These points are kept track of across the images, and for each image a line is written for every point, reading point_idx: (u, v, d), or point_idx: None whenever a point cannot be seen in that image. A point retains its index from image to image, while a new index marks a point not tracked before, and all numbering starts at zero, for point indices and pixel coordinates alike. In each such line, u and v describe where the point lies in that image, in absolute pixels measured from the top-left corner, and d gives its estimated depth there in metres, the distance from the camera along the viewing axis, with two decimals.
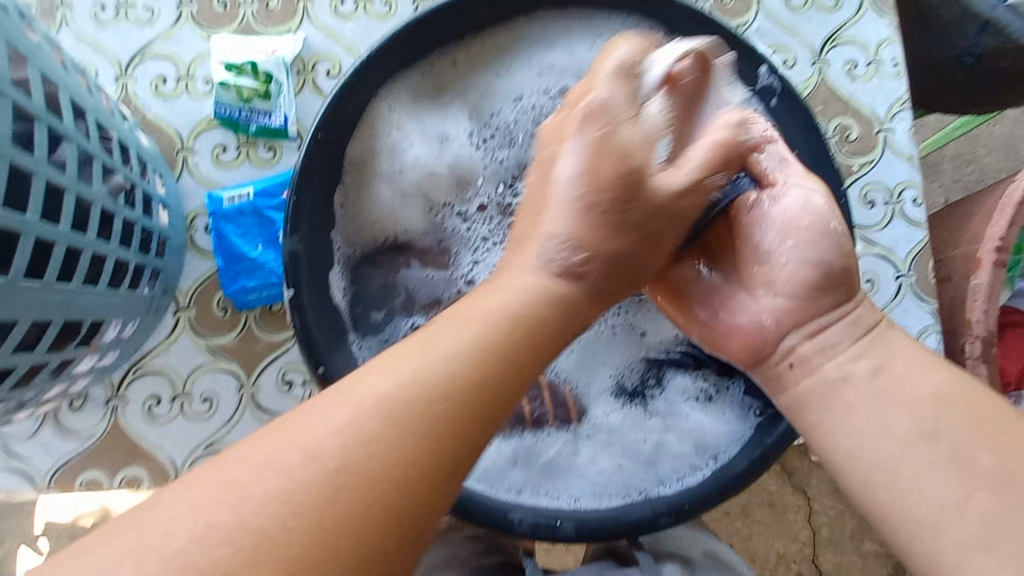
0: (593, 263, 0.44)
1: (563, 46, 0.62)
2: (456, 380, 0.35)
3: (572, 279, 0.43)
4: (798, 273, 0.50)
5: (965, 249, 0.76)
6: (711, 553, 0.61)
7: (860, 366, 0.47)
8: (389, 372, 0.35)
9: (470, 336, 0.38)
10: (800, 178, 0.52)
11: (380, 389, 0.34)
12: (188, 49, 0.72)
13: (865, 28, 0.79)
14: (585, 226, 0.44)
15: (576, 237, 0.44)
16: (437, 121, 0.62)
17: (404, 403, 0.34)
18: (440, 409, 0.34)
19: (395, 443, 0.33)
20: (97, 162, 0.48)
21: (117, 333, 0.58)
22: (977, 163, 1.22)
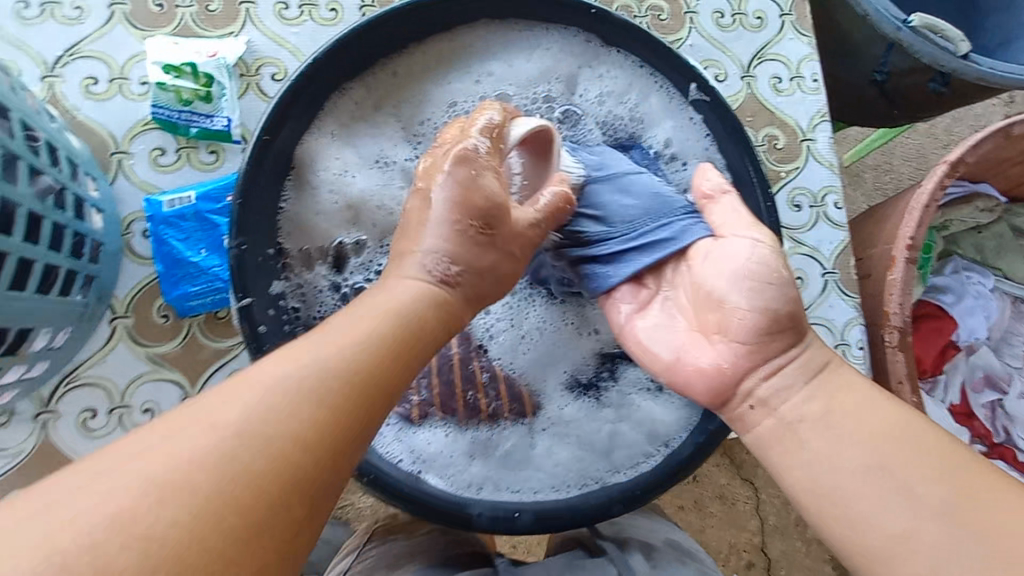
0: (467, 274, 0.45)
1: (502, 57, 0.64)
2: (328, 389, 0.35)
3: (448, 285, 0.44)
4: (749, 319, 0.49)
5: (883, 248, 0.83)
6: (672, 541, 0.63)
7: (813, 406, 0.47)
8: (264, 379, 0.34)
9: (339, 353, 0.36)
10: (744, 228, 0.53)
11: (275, 377, 0.34)
12: (123, 49, 0.69)
13: (787, 45, 0.85)
14: (460, 244, 0.45)
15: (451, 252, 0.44)
16: (371, 132, 0.62)
17: (291, 386, 0.34)
18: (304, 416, 0.33)
19: (254, 455, 0.31)
20: (23, 162, 0.46)
21: (46, 342, 0.55)
22: (895, 172, 1.33)
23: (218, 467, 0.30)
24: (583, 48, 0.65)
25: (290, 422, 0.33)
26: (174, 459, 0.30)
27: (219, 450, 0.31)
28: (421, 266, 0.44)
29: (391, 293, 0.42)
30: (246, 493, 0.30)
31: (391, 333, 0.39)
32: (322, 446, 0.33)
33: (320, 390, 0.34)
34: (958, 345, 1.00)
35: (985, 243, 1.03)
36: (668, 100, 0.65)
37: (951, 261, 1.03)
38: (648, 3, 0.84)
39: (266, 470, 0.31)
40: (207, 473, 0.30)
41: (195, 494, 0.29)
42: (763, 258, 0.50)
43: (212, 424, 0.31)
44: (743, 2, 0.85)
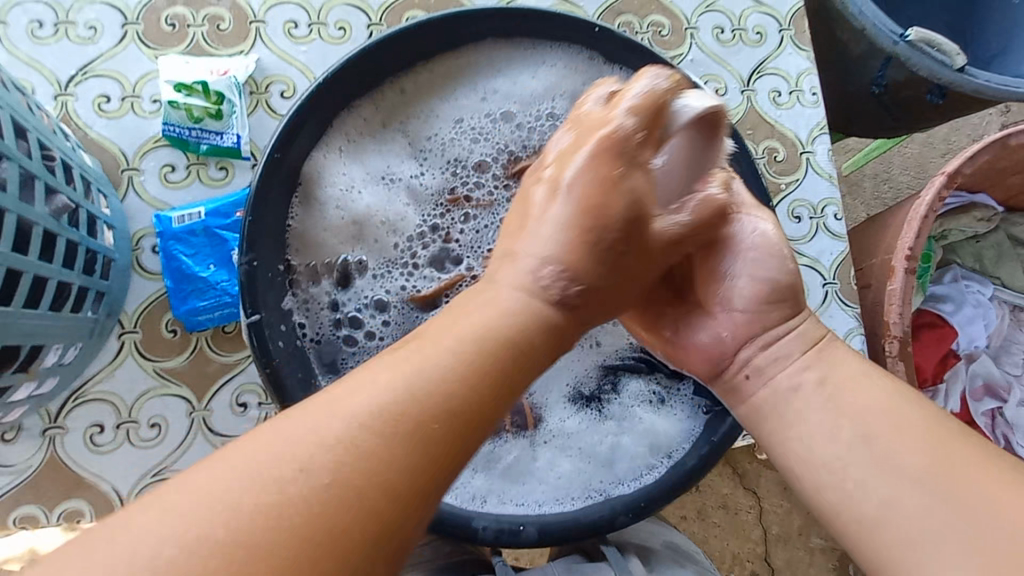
0: (588, 289, 0.42)
1: (507, 74, 0.65)
2: (436, 414, 0.33)
3: (550, 297, 0.41)
4: (749, 290, 0.51)
5: (883, 258, 0.84)
6: (670, 543, 0.64)
7: (808, 376, 0.48)
8: (367, 392, 0.33)
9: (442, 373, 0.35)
10: (752, 209, 0.52)
11: (370, 403, 0.33)
12: (135, 67, 0.70)
13: (786, 60, 0.87)
14: (576, 249, 0.42)
15: (564, 261, 0.41)
16: (377, 148, 0.63)
17: (382, 414, 0.32)
18: (400, 448, 0.32)
19: (355, 474, 0.31)
20: (39, 181, 0.47)
21: (58, 358, 0.56)
22: (894, 181, 1.34)
23: (299, 493, 0.30)
24: (587, 64, 0.66)
25: (388, 455, 0.32)
26: (273, 486, 0.30)
27: (317, 482, 0.30)
28: (534, 275, 0.41)
29: (501, 304, 0.39)
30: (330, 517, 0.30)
31: (485, 358, 0.36)
32: (405, 483, 0.32)
33: (421, 412, 0.33)
34: (958, 354, 1.00)
35: (983, 253, 1.05)
36: None
37: (950, 270, 1.04)
38: (650, 20, 0.85)
39: (361, 506, 0.30)
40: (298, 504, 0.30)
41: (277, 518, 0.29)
42: (768, 240, 0.51)
43: (299, 447, 0.31)
44: (743, 17, 0.87)
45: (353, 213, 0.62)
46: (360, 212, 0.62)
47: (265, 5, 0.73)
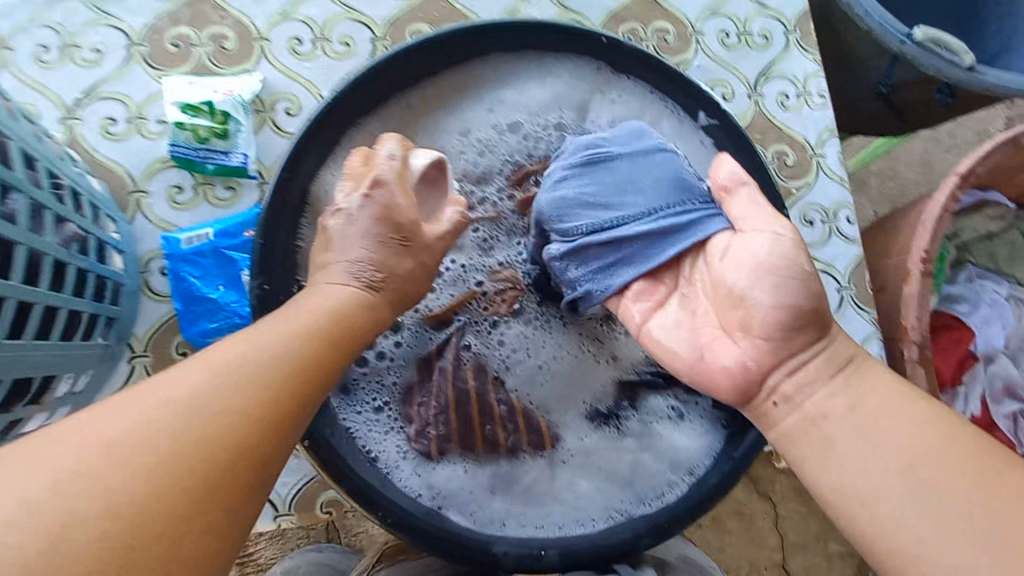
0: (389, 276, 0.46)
1: (514, 85, 0.64)
2: (296, 362, 0.37)
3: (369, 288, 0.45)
4: (769, 315, 0.47)
5: (896, 260, 0.83)
6: (684, 556, 0.62)
7: (836, 403, 0.45)
8: (241, 346, 0.36)
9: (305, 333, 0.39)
10: (764, 220, 0.49)
11: (229, 360, 0.35)
12: (140, 89, 0.70)
13: (794, 63, 0.86)
14: (382, 255, 0.46)
15: (374, 261, 0.46)
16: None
17: (246, 371, 0.35)
18: (263, 397, 0.35)
19: (223, 424, 0.32)
20: (49, 211, 0.47)
21: (69, 387, 0.55)
22: (900, 178, 1.33)
23: (139, 445, 0.30)
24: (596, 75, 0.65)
25: (229, 408, 0.33)
26: (107, 448, 0.29)
27: (165, 437, 0.31)
28: (348, 268, 0.45)
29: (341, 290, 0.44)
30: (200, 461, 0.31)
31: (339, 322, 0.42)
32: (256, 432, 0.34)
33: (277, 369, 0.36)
34: (976, 355, 0.99)
35: (997, 251, 1.03)
36: (680, 124, 0.65)
37: (964, 269, 1.03)
38: (654, 26, 0.84)
39: (199, 469, 0.30)
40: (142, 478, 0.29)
41: (113, 490, 0.28)
42: (784, 253, 0.47)
43: (181, 392, 0.32)
44: (748, 22, 0.86)
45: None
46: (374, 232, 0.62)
47: (269, 23, 0.73)
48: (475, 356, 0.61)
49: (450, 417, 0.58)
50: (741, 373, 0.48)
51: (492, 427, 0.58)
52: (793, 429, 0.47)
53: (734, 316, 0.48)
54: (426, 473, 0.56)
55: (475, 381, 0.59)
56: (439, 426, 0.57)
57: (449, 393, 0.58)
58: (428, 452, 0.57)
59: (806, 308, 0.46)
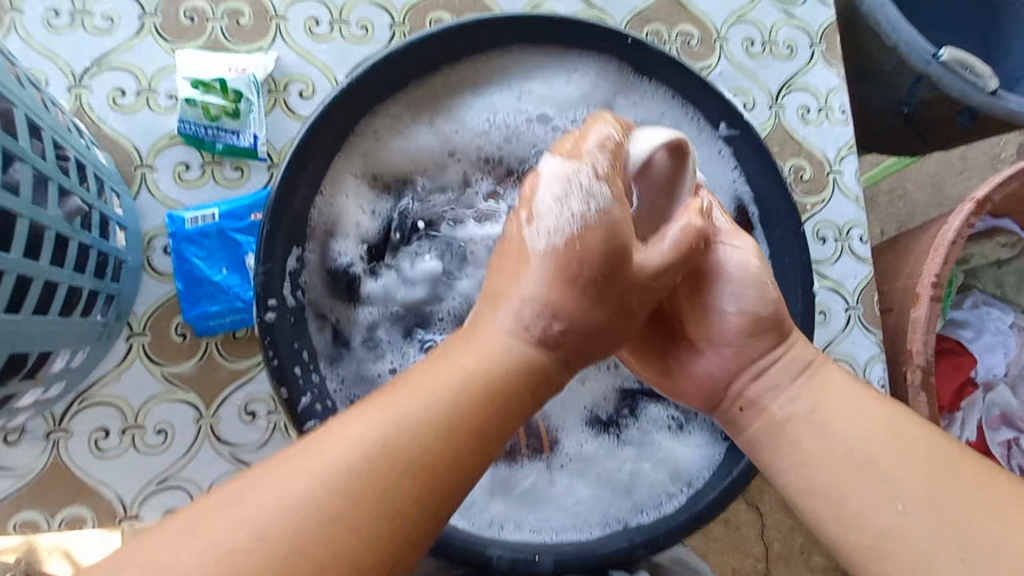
0: (572, 330, 0.40)
1: (543, 78, 0.63)
2: (442, 443, 0.34)
3: (550, 346, 0.40)
4: (730, 324, 0.49)
5: (907, 282, 0.82)
6: (678, 558, 0.63)
7: (800, 406, 0.47)
8: (373, 419, 0.34)
9: (431, 414, 0.35)
10: (729, 237, 0.50)
11: (359, 446, 0.33)
12: (152, 62, 0.68)
13: (817, 76, 0.85)
14: (559, 290, 0.40)
15: (549, 303, 0.40)
16: (405, 148, 0.61)
17: (377, 448, 0.33)
18: (370, 499, 0.32)
19: (343, 526, 0.31)
20: (53, 183, 0.45)
21: (65, 363, 0.54)
22: (909, 198, 1.32)
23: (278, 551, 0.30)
24: (619, 75, 0.64)
25: (343, 510, 0.31)
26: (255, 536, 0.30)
27: (308, 526, 0.31)
28: (516, 317, 0.40)
29: (489, 347, 0.39)
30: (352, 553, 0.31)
31: (483, 395, 0.36)
32: (384, 546, 0.32)
33: (427, 453, 0.34)
34: (976, 382, 0.99)
35: (1005, 279, 1.03)
36: (700, 132, 0.64)
37: (970, 296, 1.02)
38: (678, 29, 0.83)
39: (367, 519, 0.32)
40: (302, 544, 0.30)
41: (260, 569, 0.29)
42: (746, 268, 0.48)
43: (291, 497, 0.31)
44: (773, 31, 0.85)
45: (367, 232, 0.61)
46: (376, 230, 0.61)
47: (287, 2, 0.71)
48: None
49: None
50: (713, 383, 0.51)
51: None
52: (799, 453, 0.46)
53: (700, 330, 0.50)
54: None
55: None
56: None
57: None
58: None
59: (763, 316, 0.48)
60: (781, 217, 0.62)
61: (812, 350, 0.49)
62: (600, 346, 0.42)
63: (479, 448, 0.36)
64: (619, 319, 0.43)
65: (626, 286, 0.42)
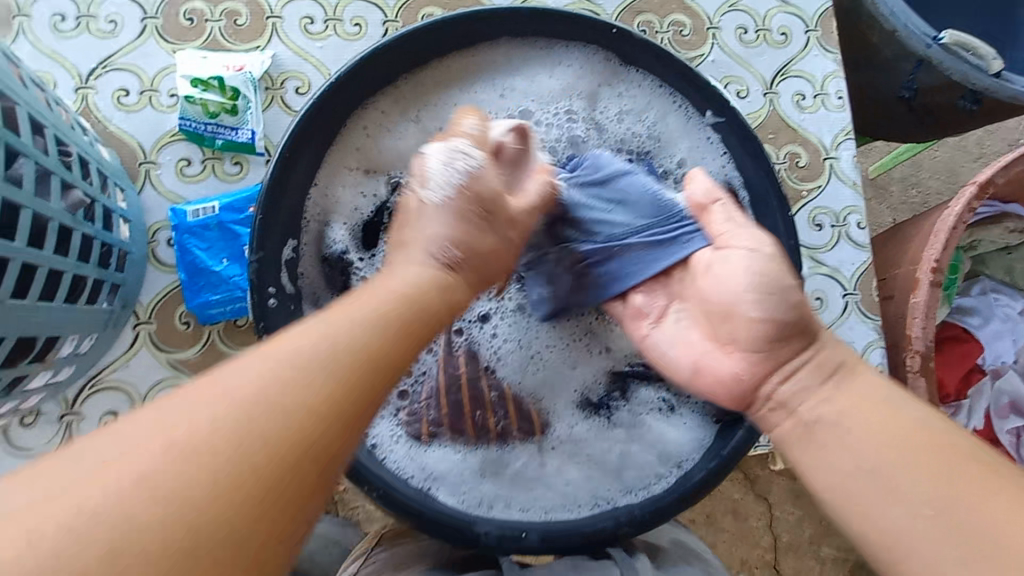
0: (466, 257, 0.49)
1: (525, 74, 0.64)
2: (328, 372, 0.34)
3: (451, 270, 0.48)
4: (754, 329, 0.48)
5: (908, 268, 0.81)
6: (677, 540, 0.64)
7: (827, 410, 0.46)
8: (270, 356, 0.34)
9: (327, 351, 0.35)
10: (745, 238, 0.51)
11: (250, 379, 0.32)
12: (154, 62, 0.71)
13: (812, 61, 0.84)
14: (456, 230, 0.49)
15: (450, 236, 0.48)
16: (392, 142, 0.62)
17: (268, 385, 0.33)
18: (266, 429, 0.31)
19: (230, 463, 0.30)
20: (56, 177, 0.48)
21: (73, 348, 0.57)
22: (922, 186, 1.30)
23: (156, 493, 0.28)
24: (604, 66, 0.65)
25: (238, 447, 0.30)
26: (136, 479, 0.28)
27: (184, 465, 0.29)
28: (427, 252, 0.47)
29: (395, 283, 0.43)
30: (239, 480, 0.30)
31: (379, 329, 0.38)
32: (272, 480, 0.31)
33: (318, 385, 0.34)
34: (984, 370, 0.97)
35: (1015, 265, 1.01)
36: (687, 119, 0.64)
37: (978, 282, 1.00)
38: (670, 18, 0.83)
39: (253, 458, 0.30)
40: (257, 414, 0.31)
41: (136, 511, 0.27)
42: (769, 271, 0.49)
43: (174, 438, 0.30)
44: (767, 18, 0.84)
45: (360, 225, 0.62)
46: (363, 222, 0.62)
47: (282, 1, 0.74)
48: (468, 341, 0.62)
49: (440, 402, 0.60)
50: (738, 381, 0.50)
51: (481, 412, 0.60)
52: None
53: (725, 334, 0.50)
54: (418, 455, 0.57)
55: (467, 367, 0.61)
56: (430, 410, 0.59)
57: (439, 376, 0.60)
58: (420, 435, 0.58)
59: (787, 320, 0.48)
60: (774, 201, 0.62)
61: (844, 352, 0.48)
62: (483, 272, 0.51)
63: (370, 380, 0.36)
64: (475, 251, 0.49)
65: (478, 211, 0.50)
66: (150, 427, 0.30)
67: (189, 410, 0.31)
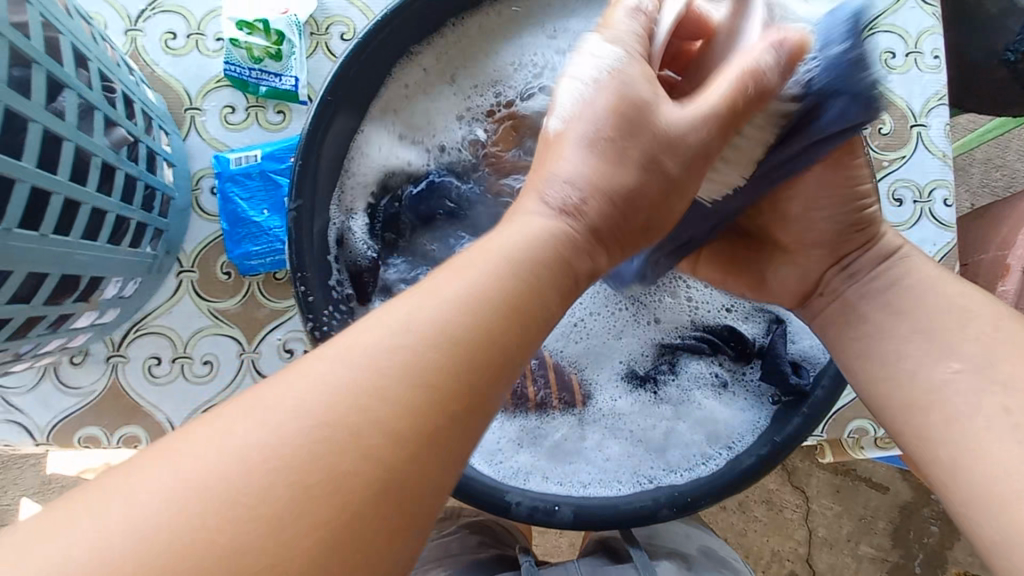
0: (595, 195, 0.36)
1: (582, 15, 0.61)
2: (460, 341, 0.29)
3: (572, 216, 0.36)
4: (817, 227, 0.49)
5: (995, 253, 0.71)
6: (707, 549, 0.60)
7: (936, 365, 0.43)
8: (416, 301, 0.30)
9: (484, 315, 0.30)
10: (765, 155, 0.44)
11: (351, 369, 0.27)
12: (200, 4, 0.69)
13: (907, 16, 0.75)
14: (600, 169, 0.37)
15: (587, 182, 0.36)
16: (435, 99, 0.60)
17: (414, 368, 0.28)
18: (389, 408, 0.27)
19: (370, 445, 0.26)
20: (99, 113, 0.47)
21: (118, 291, 0.57)
22: (1009, 168, 1.17)
23: (266, 511, 0.24)
24: None
25: (373, 451, 0.26)
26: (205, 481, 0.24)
27: (287, 459, 0.25)
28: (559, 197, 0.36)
29: (525, 228, 0.34)
30: (368, 478, 0.26)
31: (528, 261, 0.33)
32: (372, 495, 0.26)
33: (465, 335, 0.29)
34: None
35: None
36: None
37: None
38: None
39: (372, 462, 0.26)
40: (376, 435, 0.26)
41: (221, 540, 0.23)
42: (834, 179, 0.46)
43: (310, 396, 0.26)
44: None
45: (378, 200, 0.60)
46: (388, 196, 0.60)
47: None
48: None
49: None
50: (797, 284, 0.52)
51: (522, 382, 0.58)
52: None
53: (791, 236, 0.50)
54: None
55: None
56: None
57: None
58: None
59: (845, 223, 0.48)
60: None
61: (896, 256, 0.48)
62: (644, 220, 0.38)
63: (482, 352, 0.29)
64: (659, 188, 0.38)
65: (655, 141, 0.37)
66: (215, 446, 0.25)
67: (204, 441, 0.25)
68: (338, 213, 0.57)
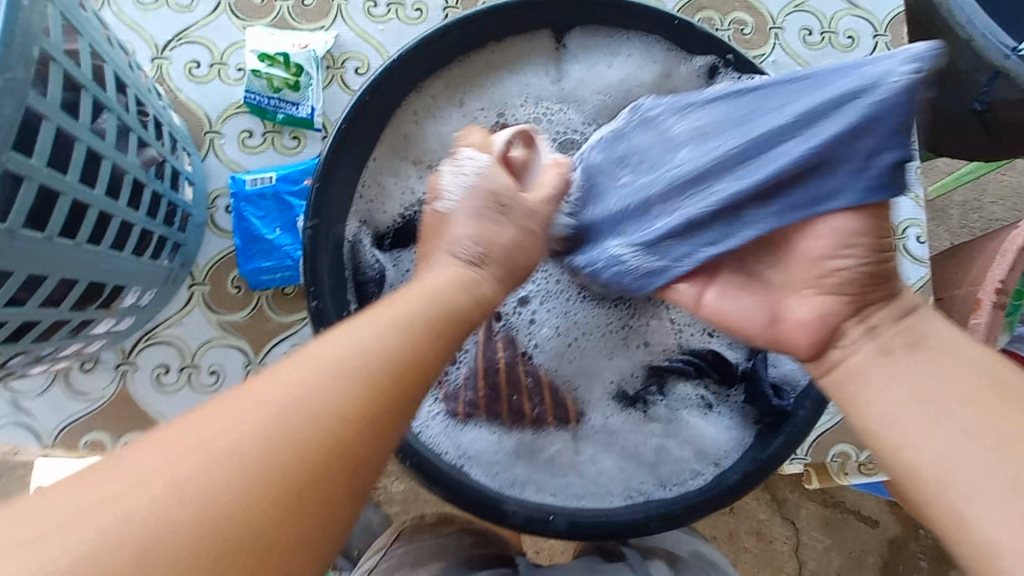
0: (492, 255, 0.45)
1: (581, 58, 0.65)
2: (361, 370, 0.33)
3: (474, 267, 0.44)
4: None
5: (967, 289, 0.75)
6: (696, 553, 0.62)
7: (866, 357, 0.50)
8: (309, 358, 0.33)
9: (359, 353, 0.34)
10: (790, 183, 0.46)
11: (255, 413, 0.30)
12: (225, 37, 0.75)
13: None
14: (487, 227, 0.46)
15: (479, 237, 0.45)
16: (438, 129, 0.64)
17: (300, 404, 0.31)
18: (284, 450, 0.30)
19: (283, 461, 0.29)
20: (134, 134, 0.51)
21: (135, 300, 0.61)
22: (985, 211, 1.23)
23: (154, 528, 0.26)
24: (664, 55, 0.64)
25: (273, 470, 0.29)
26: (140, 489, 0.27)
27: (196, 496, 0.27)
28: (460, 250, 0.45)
29: (434, 282, 0.42)
30: (283, 500, 0.29)
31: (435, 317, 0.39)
32: (291, 510, 0.29)
33: (359, 370, 0.33)
34: None
35: None
36: None
37: None
38: (732, 17, 0.81)
39: (277, 487, 0.29)
40: (237, 473, 0.28)
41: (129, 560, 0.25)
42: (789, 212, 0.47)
43: (230, 438, 0.29)
44: (834, 19, 0.82)
45: (386, 225, 0.64)
46: (393, 224, 0.64)
47: None
48: (506, 329, 0.62)
49: (478, 383, 0.60)
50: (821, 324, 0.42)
51: (517, 397, 0.60)
52: None
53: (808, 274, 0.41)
54: (454, 433, 0.58)
55: (505, 352, 0.61)
56: (467, 391, 0.59)
57: (477, 360, 0.60)
58: (456, 413, 0.59)
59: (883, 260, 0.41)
60: None
61: None
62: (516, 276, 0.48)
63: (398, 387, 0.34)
64: (523, 245, 0.48)
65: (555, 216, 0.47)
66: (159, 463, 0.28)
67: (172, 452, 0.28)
68: (349, 235, 0.61)
